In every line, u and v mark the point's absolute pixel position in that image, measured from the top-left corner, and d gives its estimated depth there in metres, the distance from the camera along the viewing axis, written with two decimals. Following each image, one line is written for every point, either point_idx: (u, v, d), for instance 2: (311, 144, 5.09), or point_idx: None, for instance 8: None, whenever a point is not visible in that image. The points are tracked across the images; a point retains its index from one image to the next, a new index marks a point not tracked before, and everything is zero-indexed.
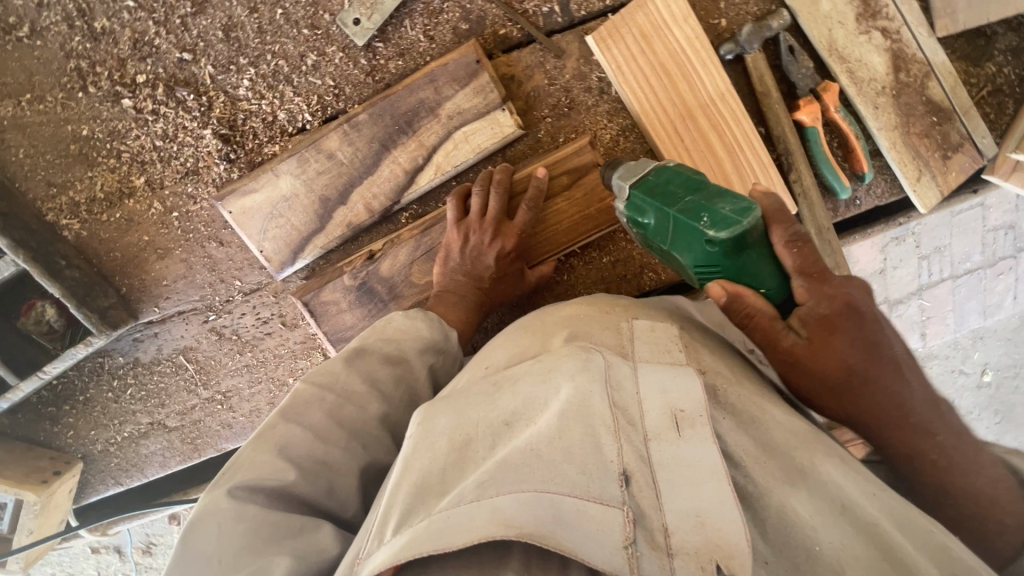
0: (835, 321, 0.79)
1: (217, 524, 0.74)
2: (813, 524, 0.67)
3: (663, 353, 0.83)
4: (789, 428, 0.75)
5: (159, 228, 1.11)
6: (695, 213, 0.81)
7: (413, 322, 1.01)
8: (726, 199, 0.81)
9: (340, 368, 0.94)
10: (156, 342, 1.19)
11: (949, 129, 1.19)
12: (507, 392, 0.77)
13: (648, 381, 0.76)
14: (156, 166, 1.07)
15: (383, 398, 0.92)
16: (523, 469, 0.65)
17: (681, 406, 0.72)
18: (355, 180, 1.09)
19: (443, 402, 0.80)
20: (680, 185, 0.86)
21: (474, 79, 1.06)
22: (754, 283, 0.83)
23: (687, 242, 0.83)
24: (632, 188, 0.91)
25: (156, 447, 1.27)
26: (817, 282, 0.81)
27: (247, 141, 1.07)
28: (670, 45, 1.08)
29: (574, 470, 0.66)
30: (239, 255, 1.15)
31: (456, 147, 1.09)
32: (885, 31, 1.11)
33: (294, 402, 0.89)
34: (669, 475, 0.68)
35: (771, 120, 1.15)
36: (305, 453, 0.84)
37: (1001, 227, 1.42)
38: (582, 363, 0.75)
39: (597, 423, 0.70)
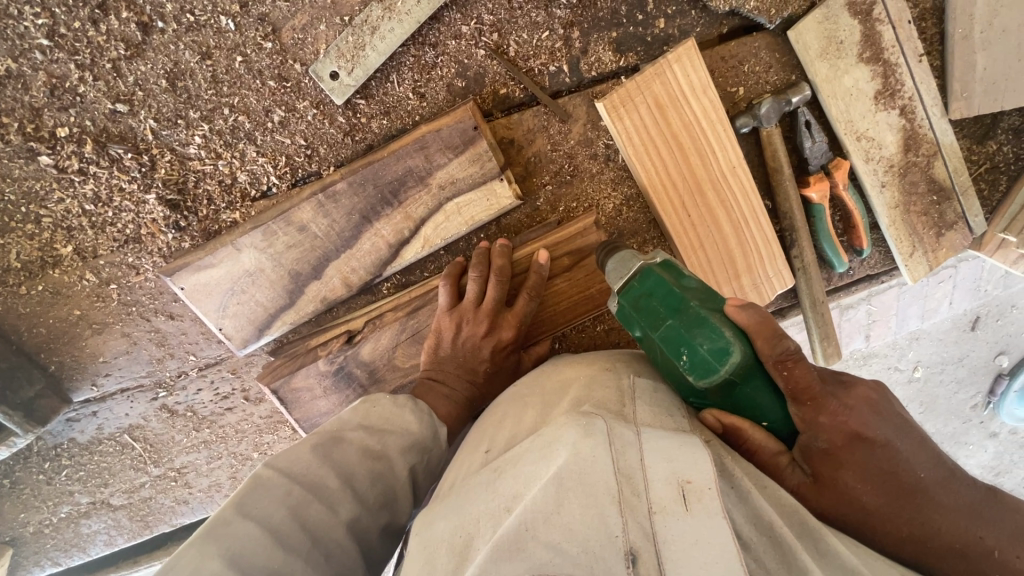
0: (839, 454, 0.69)
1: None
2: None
3: (665, 417, 0.71)
4: (789, 503, 0.65)
5: (92, 301, 0.95)
6: (675, 348, 0.73)
7: (400, 411, 0.88)
8: (706, 331, 0.72)
9: (310, 458, 0.80)
10: (95, 421, 1.05)
11: (947, 208, 1.17)
12: (507, 475, 0.65)
13: (654, 448, 0.63)
14: (86, 233, 0.90)
15: (356, 497, 0.78)
16: (518, 556, 0.52)
17: (689, 476, 0.59)
18: (332, 254, 0.96)
19: (440, 503, 0.69)
20: (663, 301, 0.76)
21: (470, 147, 0.93)
22: (753, 414, 0.74)
23: (673, 372, 0.77)
24: (617, 297, 0.83)
25: (99, 526, 1.14)
26: (812, 410, 0.70)
27: (201, 206, 0.92)
28: (686, 116, 0.99)
29: (576, 549, 0.52)
30: (194, 329, 1.01)
31: (447, 219, 0.97)
32: (903, 110, 1.06)
33: (252, 490, 0.75)
34: (681, 556, 0.52)
35: (780, 196, 1.09)
36: (259, 562, 0.68)
37: None
38: (583, 429, 0.64)
39: (601, 494, 0.56)
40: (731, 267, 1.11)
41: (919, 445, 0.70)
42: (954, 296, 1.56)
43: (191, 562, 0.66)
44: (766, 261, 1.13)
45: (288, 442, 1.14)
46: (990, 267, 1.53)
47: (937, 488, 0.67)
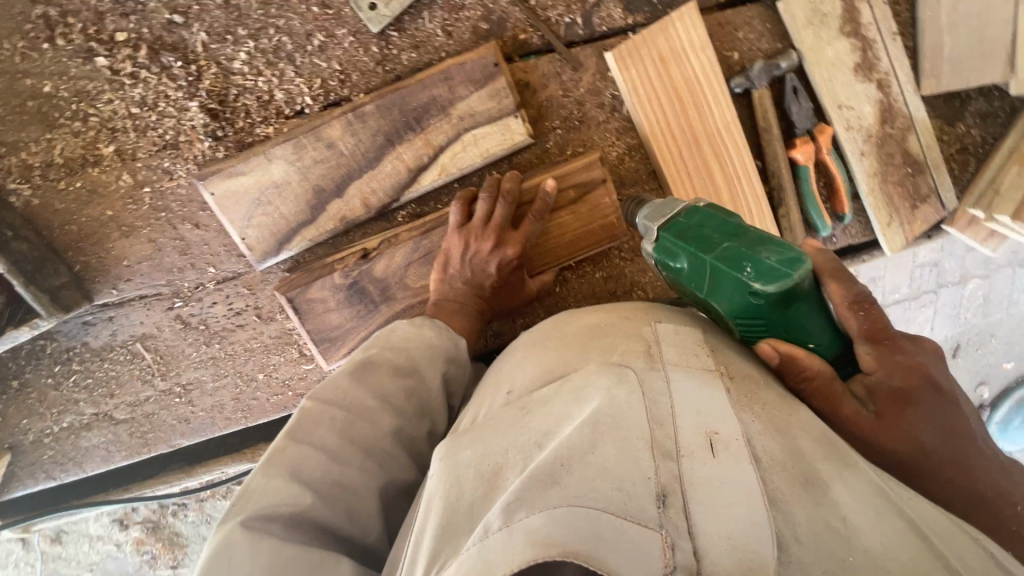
0: (909, 393, 0.79)
1: (230, 565, 0.72)
2: (853, 529, 0.61)
3: (691, 356, 0.79)
4: (819, 433, 0.72)
5: (125, 203, 1.01)
6: (737, 263, 0.80)
7: (418, 329, 0.97)
8: (772, 248, 0.80)
9: (347, 383, 0.90)
10: (110, 327, 1.08)
11: (921, 181, 1.28)
12: (538, 414, 0.75)
13: (683, 395, 0.71)
14: (129, 135, 0.97)
15: (394, 411, 0.90)
16: (555, 486, 0.62)
17: (715, 428, 0.67)
18: (355, 173, 1.03)
19: (468, 433, 0.79)
20: (716, 230, 0.86)
21: (490, 82, 1.02)
22: (803, 337, 0.83)
23: (727, 291, 0.83)
24: (660, 230, 0.92)
25: (99, 440, 1.15)
26: (888, 349, 0.81)
27: (238, 118, 0.99)
28: (686, 72, 1.09)
29: (609, 486, 0.61)
30: (217, 240, 1.06)
31: (465, 149, 1.05)
32: (880, 84, 1.17)
33: (302, 419, 0.87)
34: (705, 495, 0.61)
35: (769, 155, 1.19)
36: (320, 475, 0.82)
37: (926, 265, 1.63)
38: (615, 376, 0.73)
39: (636, 439, 0.65)
40: None
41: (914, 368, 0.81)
42: (935, 321, 1.75)
43: (261, 485, 0.80)
44: (756, 218, 1.21)
45: (293, 365, 1.17)
46: (967, 294, 1.73)
47: (960, 422, 0.79)
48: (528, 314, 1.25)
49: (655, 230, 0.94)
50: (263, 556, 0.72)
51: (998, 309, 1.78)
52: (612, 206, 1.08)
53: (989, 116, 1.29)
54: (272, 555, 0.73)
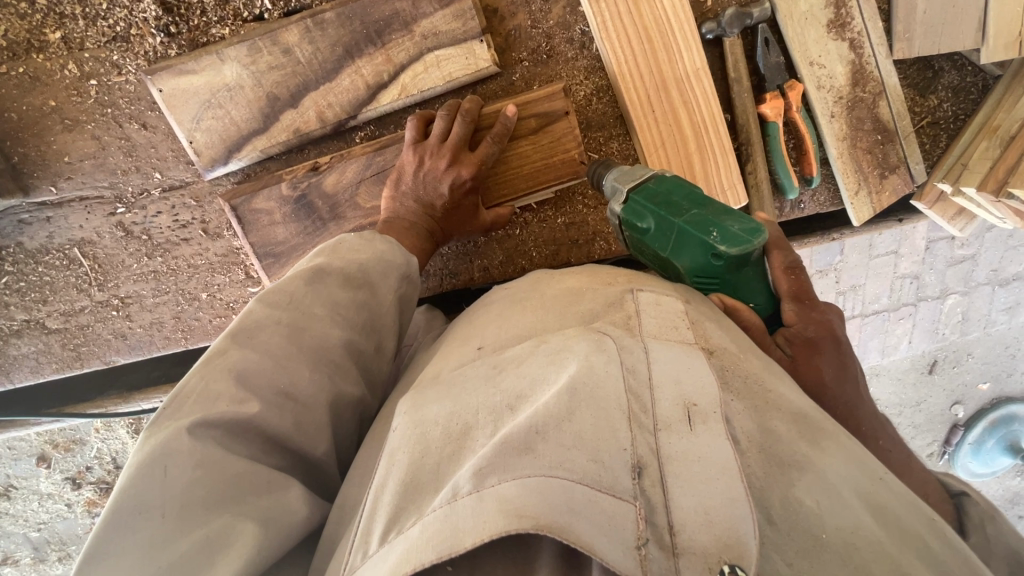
0: (819, 341, 0.89)
1: (165, 473, 0.64)
2: (825, 509, 0.59)
3: (671, 328, 0.75)
4: (798, 413, 0.68)
5: (69, 94, 0.97)
6: (705, 227, 0.83)
7: (367, 243, 0.95)
8: (735, 217, 0.83)
9: (298, 288, 0.84)
10: (46, 229, 1.04)
11: (890, 150, 1.27)
12: (510, 374, 0.71)
13: (663, 364, 0.68)
14: (77, 23, 0.94)
15: (344, 322, 0.85)
16: (527, 453, 0.59)
17: (695, 399, 0.64)
18: (311, 84, 1.00)
19: (435, 390, 0.76)
20: (684, 197, 0.88)
21: (456, 1, 1.00)
22: (745, 299, 0.90)
23: (691, 253, 0.86)
24: (631, 194, 0.94)
25: (29, 349, 1.11)
26: (808, 307, 0.90)
27: (193, 15, 0.96)
28: (657, 11, 1.08)
29: (584, 456, 0.58)
30: (164, 144, 1.02)
31: (426, 71, 1.03)
32: (852, 43, 1.17)
33: (247, 326, 0.79)
34: (682, 469, 0.59)
35: (739, 108, 1.18)
36: (269, 383, 0.74)
37: (907, 276, 1.63)
38: (595, 343, 0.69)
39: (613, 409, 0.62)
40: (688, 171, 1.18)
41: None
42: (913, 335, 1.74)
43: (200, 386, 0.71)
44: (722, 172, 1.20)
45: (239, 286, 1.13)
46: (946, 310, 1.71)
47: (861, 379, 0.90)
48: (486, 255, 1.23)
49: (625, 194, 0.95)
50: (207, 467, 0.65)
51: (975, 327, 1.77)
52: (574, 139, 1.06)
53: (962, 91, 1.29)
54: (215, 465, 0.65)
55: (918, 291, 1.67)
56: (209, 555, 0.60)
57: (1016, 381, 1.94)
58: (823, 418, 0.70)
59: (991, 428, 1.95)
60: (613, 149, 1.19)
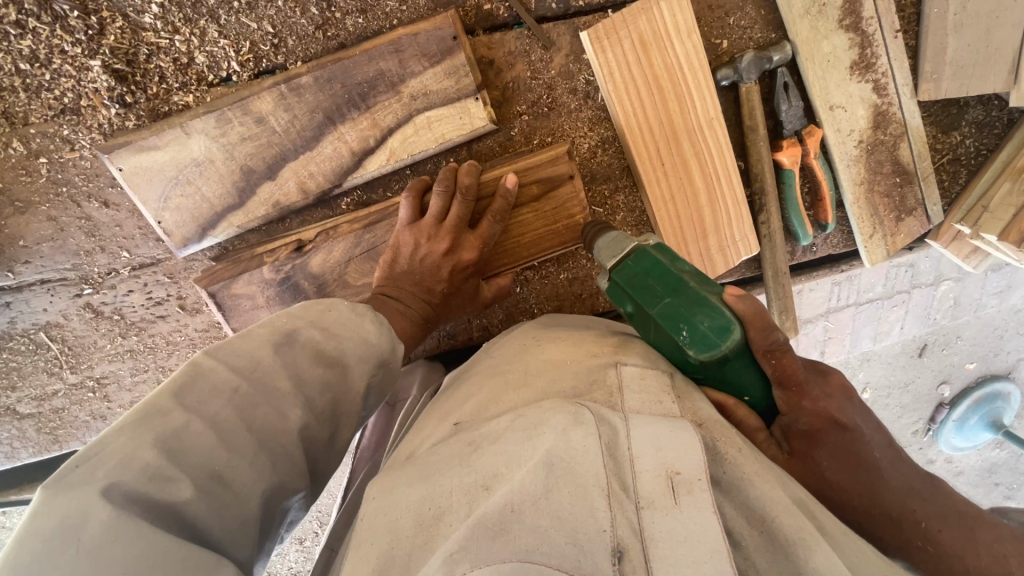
0: (816, 435, 0.74)
1: (71, 546, 0.53)
2: None
3: (654, 403, 0.69)
4: (804, 497, 0.64)
5: (16, 174, 0.87)
6: (673, 324, 0.72)
7: (358, 318, 0.84)
8: (708, 311, 0.71)
9: (264, 356, 0.74)
10: (7, 314, 0.96)
11: (908, 192, 1.20)
12: (485, 451, 0.65)
13: (642, 433, 0.64)
14: (18, 96, 0.83)
15: (307, 405, 0.75)
16: (501, 536, 0.55)
17: (678, 467, 0.60)
18: (289, 154, 0.91)
19: (404, 472, 0.70)
20: (660, 279, 0.75)
21: (447, 57, 0.89)
22: (736, 391, 0.75)
23: (668, 347, 0.76)
24: (611, 272, 0.81)
25: (2, 435, 1.05)
26: (796, 395, 0.74)
27: (150, 82, 0.85)
28: (668, 58, 0.98)
29: (561, 538, 0.54)
30: (130, 222, 0.93)
31: (416, 134, 0.93)
32: (876, 85, 1.08)
33: (192, 382, 0.69)
34: (666, 553, 0.55)
35: (753, 156, 1.10)
36: (203, 460, 0.64)
37: (903, 265, 1.50)
38: (572, 416, 0.65)
39: (591, 486, 0.58)
40: (698, 224, 1.11)
41: (881, 435, 0.76)
42: (905, 321, 1.63)
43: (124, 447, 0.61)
44: (733, 223, 1.13)
45: None
46: (939, 296, 1.61)
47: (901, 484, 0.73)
48: (486, 315, 1.16)
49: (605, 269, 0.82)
50: (118, 543, 0.53)
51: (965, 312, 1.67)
52: (579, 205, 0.98)
53: (986, 126, 1.21)
54: (133, 541, 0.54)
55: (914, 279, 1.55)
56: None
57: (1002, 359, 1.88)
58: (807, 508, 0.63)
59: (976, 405, 1.89)
60: (619, 202, 1.12)
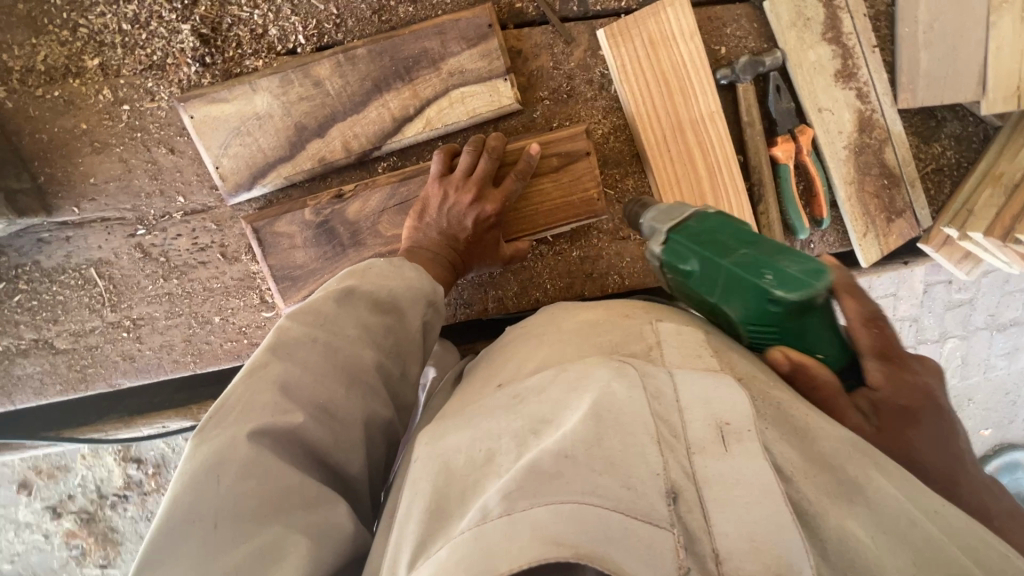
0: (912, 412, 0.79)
1: (216, 484, 0.64)
2: (879, 545, 0.58)
3: (695, 357, 0.75)
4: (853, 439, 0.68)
5: (101, 118, 0.99)
6: (756, 270, 0.80)
7: (396, 270, 0.91)
8: (792, 258, 0.80)
9: (330, 310, 0.82)
10: (65, 248, 1.04)
11: (896, 195, 1.30)
12: (531, 401, 0.72)
13: (690, 387, 0.67)
14: (116, 51, 0.97)
15: (378, 347, 0.82)
16: (558, 480, 0.60)
17: (727, 417, 0.64)
18: (339, 115, 1.03)
19: (455, 419, 0.76)
20: (731, 236, 0.86)
21: (482, 42, 1.04)
22: (813, 348, 0.82)
23: (740, 295, 0.82)
24: (671, 234, 0.91)
25: (34, 370, 1.09)
26: (898, 365, 0.82)
27: (228, 47, 0.99)
28: (674, 57, 1.13)
29: (616, 483, 0.59)
30: (190, 168, 1.04)
31: (451, 106, 1.06)
32: (858, 92, 1.21)
33: (284, 337, 0.77)
34: (721, 492, 0.59)
35: (750, 150, 1.21)
36: (306, 397, 0.73)
37: (905, 320, 1.64)
38: (616, 370, 0.69)
39: (640, 433, 0.62)
40: None
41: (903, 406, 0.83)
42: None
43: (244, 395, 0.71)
44: (735, 212, 1.22)
45: (253, 311, 1.12)
46: (945, 353, 1.72)
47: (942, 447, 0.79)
48: (502, 287, 1.23)
49: (664, 233, 0.93)
50: (253, 479, 0.64)
51: (974, 371, 1.76)
52: (593, 179, 1.08)
53: (965, 140, 1.33)
54: (264, 475, 0.65)
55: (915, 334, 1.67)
56: (266, 563, 0.61)
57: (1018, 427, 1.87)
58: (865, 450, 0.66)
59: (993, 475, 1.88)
60: (629, 186, 1.22)
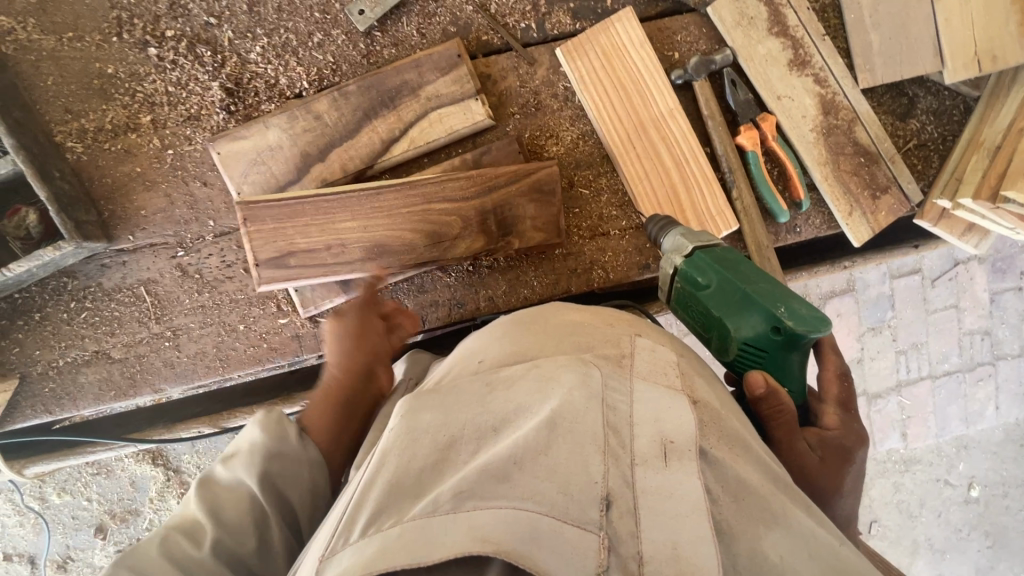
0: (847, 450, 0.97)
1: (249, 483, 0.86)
2: (787, 566, 0.61)
3: (661, 374, 0.74)
4: (785, 480, 0.72)
5: (152, 162, 1.23)
6: (773, 301, 0.89)
7: None
8: (805, 302, 0.90)
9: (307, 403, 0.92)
10: (121, 270, 1.26)
11: (877, 171, 1.30)
12: (499, 395, 0.70)
13: (646, 405, 0.68)
14: (163, 108, 1.22)
15: None
16: (505, 483, 0.59)
17: (672, 436, 0.65)
18: (336, 142, 1.21)
19: (429, 395, 0.73)
20: (749, 268, 0.95)
21: (454, 70, 1.21)
22: (786, 379, 0.94)
23: (748, 318, 0.92)
24: (699, 252, 1.00)
25: (94, 378, 1.28)
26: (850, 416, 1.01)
27: (248, 96, 1.22)
28: (628, 65, 1.25)
29: (555, 489, 0.58)
30: (219, 197, 1.25)
31: (430, 126, 1.22)
32: (815, 78, 1.28)
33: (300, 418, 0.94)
34: (654, 502, 0.60)
35: (715, 140, 1.28)
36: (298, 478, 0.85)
37: (976, 334, 1.76)
38: (581, 377, 0.68)
39: (589, 443, 0.62)
40: (674, 201, 1.27)
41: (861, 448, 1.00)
42: (1001, 401, 1.85)
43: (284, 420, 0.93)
44: (708, 201, 1.27)
45: (271, 317, 1.28)
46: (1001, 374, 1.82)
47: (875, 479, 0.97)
48: (491, 286, 1.32)
49: (691, 247, 1.01)
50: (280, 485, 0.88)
51: None
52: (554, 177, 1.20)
53: (944, 114, 1.34)
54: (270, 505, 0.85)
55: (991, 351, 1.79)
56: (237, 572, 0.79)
57: None
58: (789, 489, 0.71)
59: None
60: (603, 184, 1.31)
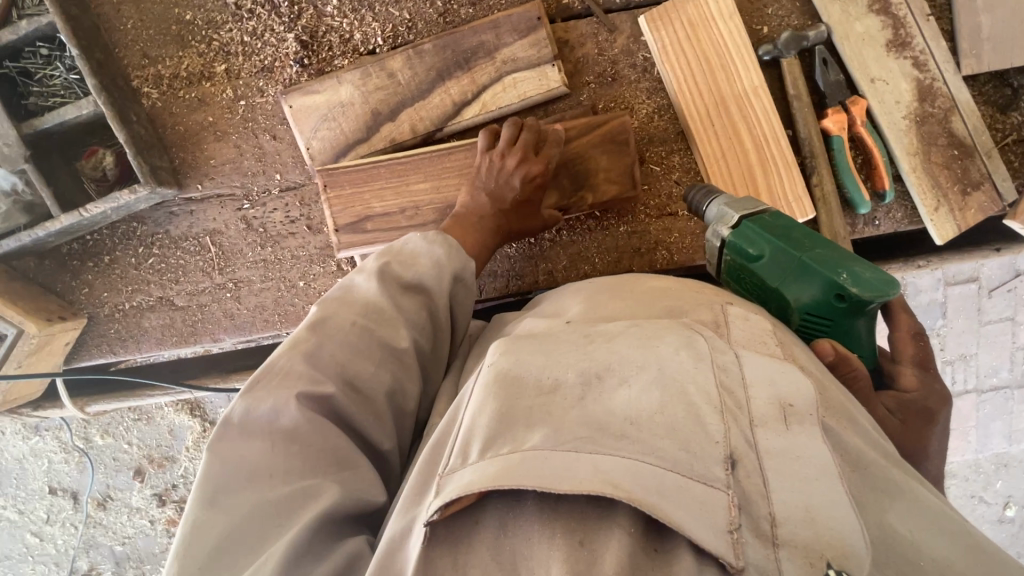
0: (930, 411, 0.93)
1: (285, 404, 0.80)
2: (919, 539, 0.61)
3: (761, 342, 0.72)
4: (894, 455, 0.71)
5: (223, 112, 1.23)
6: (833, 268, 0.85)
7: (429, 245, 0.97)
8: (867, 265, 0.86)
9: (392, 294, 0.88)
10: (188, 219, 1.27)
11: (971, 166, 1.22)
12: (601, 345, 0.68)
13: (754, 368, 0.66)
14: (237, 58, 1.21)
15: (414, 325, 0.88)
16: (624, 437, 0.59)
17: (790, 398, 0.63)
18: (408, 101, 1.19)
19: (525, 340, 0.71)
20: (804, 235, 0.90)
21: (532, 32, 1.17)
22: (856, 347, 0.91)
23: (807, 287, 0.88)
24: (749, 221, 0.94)
25: (157, 322, 1.31)
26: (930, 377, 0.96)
27: (322, 50, 1.20)
28: (714, 35, 1.19)
29: (676, 446, 0.58)
30: (287, 152, 1.24)
31: (504, 90, 1.19)
32: (914, 61, 1.20)
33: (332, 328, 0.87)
34: (780, 465, 0.59)
35: (799, 122, 1.22)
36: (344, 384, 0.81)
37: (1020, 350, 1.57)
38: (686, 340, 0.65)
39: (706, 402, 0.60)
40: (751, 182, 1.22)
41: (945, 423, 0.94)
42: None
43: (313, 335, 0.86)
44: (786, 186, 1.21)
45: (330, 277, 1.28)
46: None
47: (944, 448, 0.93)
48: (551, 260, 1.30)
49: (738, 217, 0.95)
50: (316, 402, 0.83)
51: None
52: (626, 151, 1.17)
53: None
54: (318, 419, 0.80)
55: None
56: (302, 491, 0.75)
57: None
58: (898, 461, 0.70)
59: None
60: (674, 162, 1.26)
